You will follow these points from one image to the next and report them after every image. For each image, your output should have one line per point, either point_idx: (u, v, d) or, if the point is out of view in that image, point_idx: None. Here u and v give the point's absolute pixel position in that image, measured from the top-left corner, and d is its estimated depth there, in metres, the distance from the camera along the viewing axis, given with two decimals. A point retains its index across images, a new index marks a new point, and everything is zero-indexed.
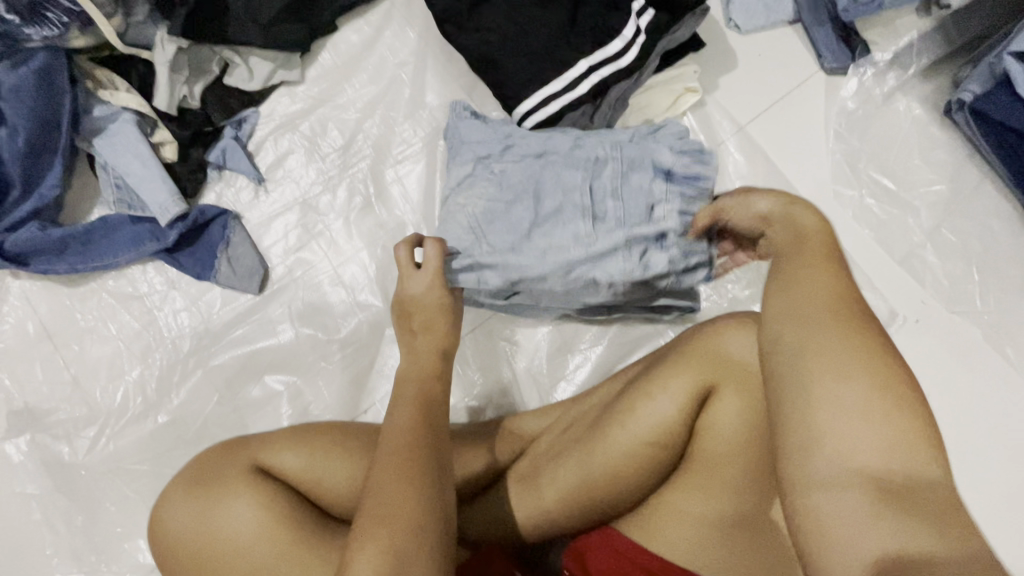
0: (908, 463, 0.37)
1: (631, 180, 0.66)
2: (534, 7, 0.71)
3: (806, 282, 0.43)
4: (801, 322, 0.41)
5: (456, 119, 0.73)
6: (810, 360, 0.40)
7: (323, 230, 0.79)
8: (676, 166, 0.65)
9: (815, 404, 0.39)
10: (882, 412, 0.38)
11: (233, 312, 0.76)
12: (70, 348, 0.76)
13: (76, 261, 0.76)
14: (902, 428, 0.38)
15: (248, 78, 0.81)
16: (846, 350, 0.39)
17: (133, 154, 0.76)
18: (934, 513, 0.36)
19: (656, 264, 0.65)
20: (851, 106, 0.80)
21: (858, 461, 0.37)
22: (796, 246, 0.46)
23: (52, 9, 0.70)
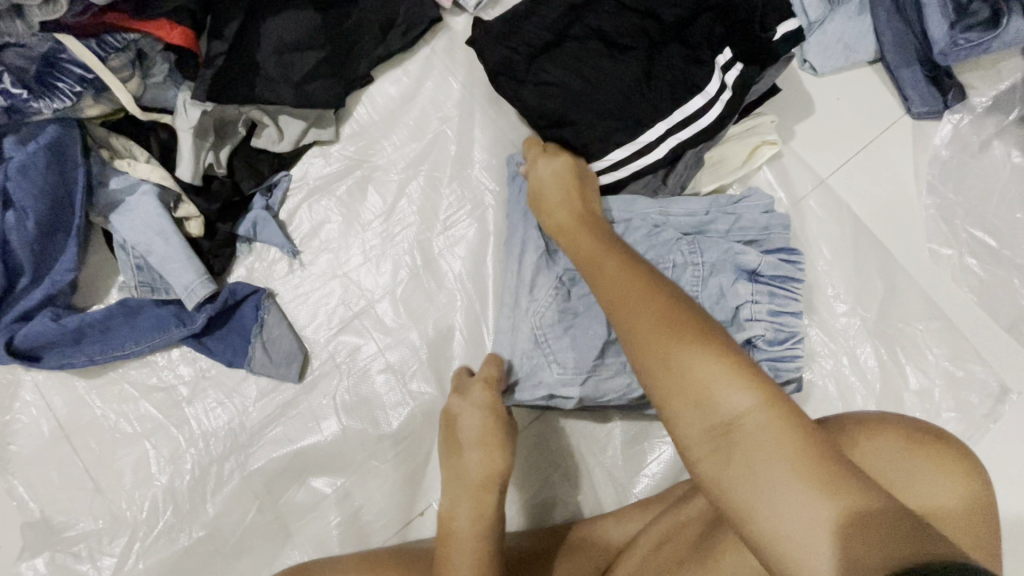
0: (796, 452, 0.39)
1: (711, 283, 0.62)
2: (602, 59, 0.63)
3: (646, 327, 0.48)
4: (624, 312, 0.50)
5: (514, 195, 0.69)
6: (681, 396, 0.43)
7: (368, 308, 0.71)
8: (762, 267, 0.63)
9: (644, 373, 0.45)
10: (709, 369, 0.43)
11: (272, 406, 0.68)
12: (90, 451, 0.68)
13: (95, 351, 0.68)
14: (728, 378, 0.42)
15: (278, 140, 0.73)
16: (664, 325, 0.47)
17: (155, 231, 0.68)
18: (774, 451, 0.39)
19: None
20: (944, 155, 0.72)
21: (771, 473, 0.38)
22: (619, 300, 0.52)
23: (64, 78, 0.62)
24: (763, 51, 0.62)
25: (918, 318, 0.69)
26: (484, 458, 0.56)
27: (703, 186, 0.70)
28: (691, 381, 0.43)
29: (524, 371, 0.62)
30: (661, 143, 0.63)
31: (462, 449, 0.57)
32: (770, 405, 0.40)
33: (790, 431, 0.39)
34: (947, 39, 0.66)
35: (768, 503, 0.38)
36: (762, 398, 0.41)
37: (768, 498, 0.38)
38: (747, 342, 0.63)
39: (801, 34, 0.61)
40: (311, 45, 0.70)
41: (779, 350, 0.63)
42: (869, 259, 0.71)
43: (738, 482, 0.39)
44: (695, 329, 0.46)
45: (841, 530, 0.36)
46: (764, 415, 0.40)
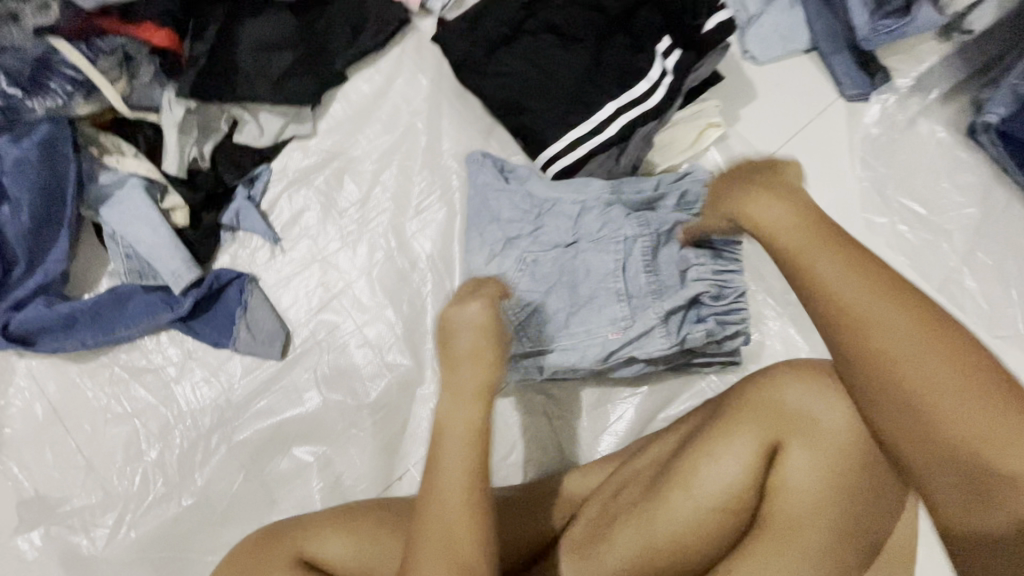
0: (953, 373, 0.41)
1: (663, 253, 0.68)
2: (555, 51, 0.69)
3: (827, 269, 0.46)
4: (806, 270, 0.47)
5: (479, 169, 0.74)
6: (875, 328, 0.43)
7: (346, 288, 0.76)
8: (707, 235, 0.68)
9: (849, 329, 0.44)
10: (913, 337, 0.42)
11: (256, 382, 0.73)
12: (83, 430, 0.72)
13: (86, 336, 0.72)
14: (945, 353, 0.42)
15: (258, 135, 0.77)
16: (870, 286, 0.44)
17: (143, 221, 0.73)
18: (978, 415, 0.40)
19: (694, 335, 0.67)
20: (875, 132, 0.79)
21: (957, 402, 0.41)
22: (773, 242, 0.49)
23: (55, 79, 0.67)
24: (699, 38, 0.67)
25: None
26: (462, 410, 0.54)
27: (655, 167, 0.75)
28: (875, 319, 0.43)
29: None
30: (609, 125, 0.68)
31: (456, 371, 0.55)
32: (951, 368, 0.41)
33: (988, 394, 0.41)
34: (869, 27, 0.73)
35: (942, 457, 0.41)
36: (954, 369, 0.41)
37: (986, 448, 0.40)
38: (696, 301, 0.68)
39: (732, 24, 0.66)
40: (286, 44, 0.75)
41: (723, 307, 0.68)
42: None
43: (953, 411, 0.41)
44: (912, 298, 0.44)
45: (975, 482, 0.41)
46: (913, 342, 0.42)
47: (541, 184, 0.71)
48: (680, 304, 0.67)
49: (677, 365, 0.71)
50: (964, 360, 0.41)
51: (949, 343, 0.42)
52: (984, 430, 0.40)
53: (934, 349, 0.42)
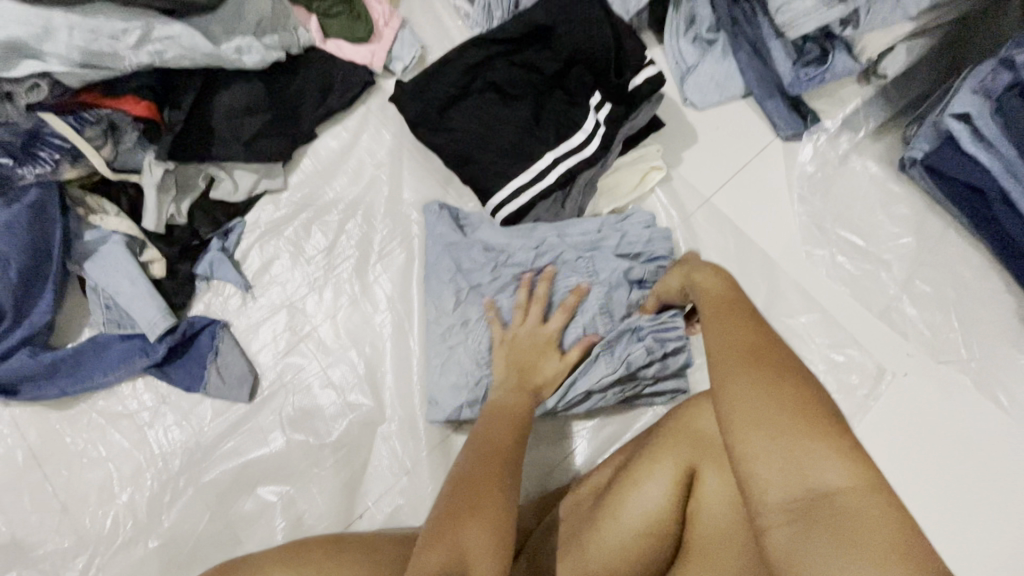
0: (794, 432, 0.42)
1: (611, 294, 0.73)
2: (499, 108, 0.76)
3: (724, 330, 0.50)
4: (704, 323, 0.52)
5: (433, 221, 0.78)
6: (734, 379, 0.45)
7: (312, 331, 0.80)
8: (646, 275, 0.74)
9: (710, 367, 0.48)
10: (760, 379, 0.45)
11: (225, 423, 0.76)
12: (59, 475, 0.75)
13: (66, 384, 0.77)
14: (778, 393, 0.43)
15: (232, 191, 0.84)
16: (739, 335, 0.49)
17: (123, 274, 0.78)
18: (804, 449, 0.41)
19: (635, 355, 0.69)
20: (810, 170, 0.83)
21: (775, 457, 0.41)
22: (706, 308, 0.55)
23: (44, 148, 0.73)
24: (628, 92, 0.74)
25: (798, 311, 0.78)
26: (511, 398, 0.66)
27: (602, 210, 0.79)
28: (742, 372, 0.45)
29: (450, 391, 0.71)
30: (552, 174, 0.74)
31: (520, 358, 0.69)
32: (792, 411, 0.42)
33: (820, 437, 0.41)
34: (792, 75, 0.78)
35: (774, 480, 0.41)
36: (792, 413, 0.42)
37: (799, 476, 0.40)
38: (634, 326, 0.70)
39: (659, 78, 0.74)
40: (257, 109, 0.82)
41: (661, 325, 0.70)
42: (752, 263, 0.80)
43: (788, 462, 0.41)
44: (767, 350, 0.47)
45: (795, 506, 0.40)
46: (764, 401, 0.43)
47: (493, 231, 0.76)
48: (620, 329, 0.70)
49: (632, 394, 0.73)
50: (798, 407, 0.43)
51: (795, 392, 0.44)
52: (801, 461, 0.41)
53: (772, 391, 0.44)
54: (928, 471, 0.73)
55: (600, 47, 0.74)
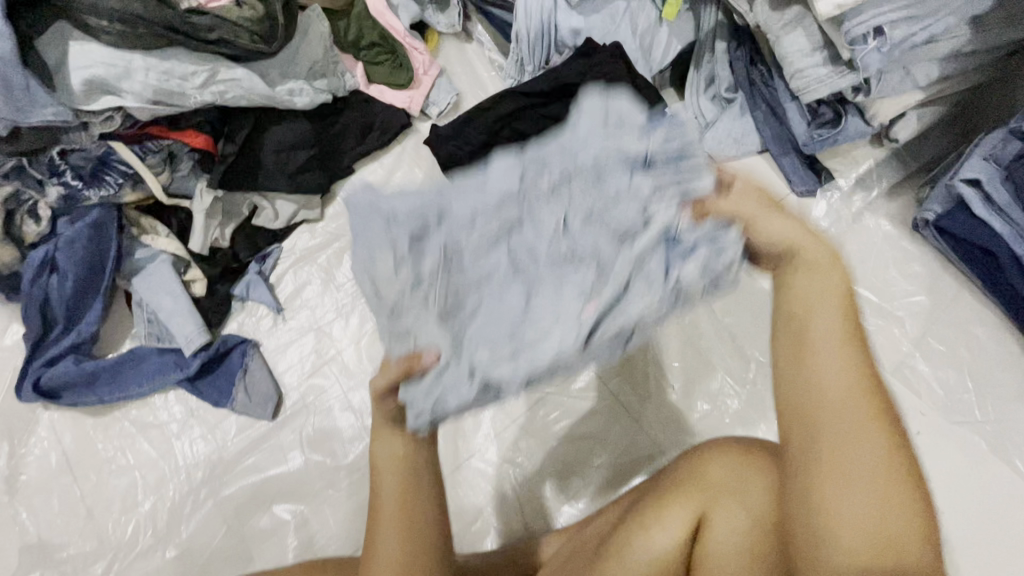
0: (890, 519, 0.39)
1: (605, 188, 0.50)
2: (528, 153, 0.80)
3: (829, 371, 0.42)
4: (797, 318, 0.44)
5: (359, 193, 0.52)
6: (831, 444, 0.40)
7: (337, 355, 0.84)
8: (653, 154, 0.51)
9: (801, 410, 0.42)
10: (872, 435, 0.40)
11: (247, 440, 0.79)
12: (88, 479, 0.79)
13: (104, 392, 0.81)
14: (893, 461, 0.40)
15: (274, 218, 0.90)
16: (852, 358, 0.42)
17: (166, 291, 0.84)
18: (900, 523, 0.38)
19: (687, 274, 0.48)
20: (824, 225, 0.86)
21: (861, 542, 0.38)
22: (812, 307, 0.44)
23: (109, 173, 0.80)
24: None
25: None
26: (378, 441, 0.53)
27: None
28: (849, 436, 0.40)
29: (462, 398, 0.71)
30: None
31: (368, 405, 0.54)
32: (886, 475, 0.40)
33: (907, 499, 0.39)
34: (807, 135, 0.82)
35: (859, 546, 0.38)
36: (897, 482, 0.39)
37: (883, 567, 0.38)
38: (665, 237, 0.49)
39: None
40: (302, 145, 0.88)
41: (710, 240, 0.48)
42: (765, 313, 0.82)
43: (877, 550, 0.38)
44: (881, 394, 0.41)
45: None
46: (866, 480, 0.39)
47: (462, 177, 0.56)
48: (649, 240, 0.48)
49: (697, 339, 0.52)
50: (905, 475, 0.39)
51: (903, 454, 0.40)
52: (888, 553, 0.38)
53: (888, 454, 0.40)
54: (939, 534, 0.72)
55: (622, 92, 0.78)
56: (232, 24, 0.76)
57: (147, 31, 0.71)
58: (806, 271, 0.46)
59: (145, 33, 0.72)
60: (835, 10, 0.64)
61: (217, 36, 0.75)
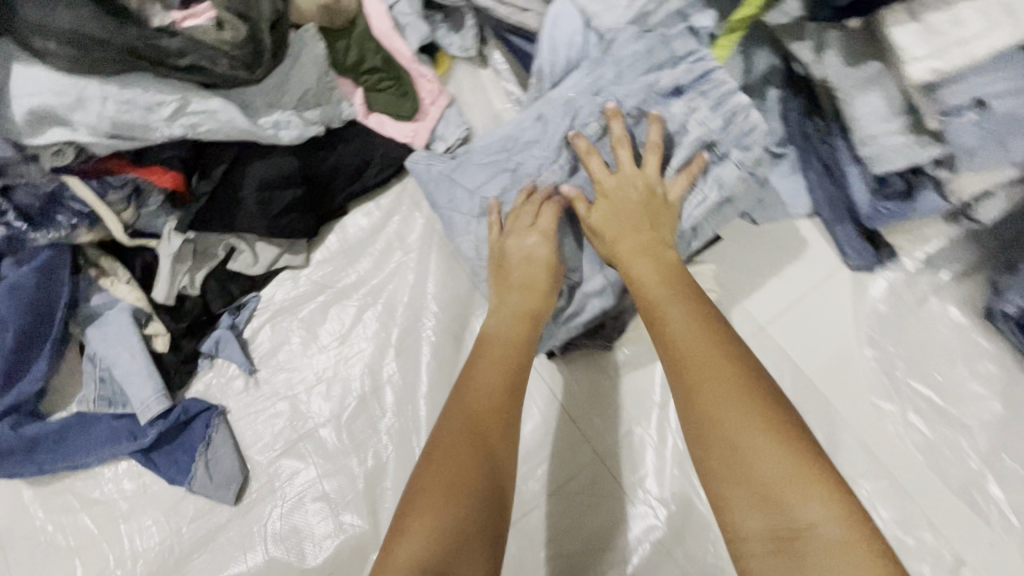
0: (775, 454, 0.44)
1: (645, 54, 0.67)
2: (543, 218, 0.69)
3: (689, 342, 0.52)
4: (649, 307, 0.58)
5: (435, 183, 0.74)
6: (710, 397, 0.48)
7: (313, 430, 0.73)
8: (687, 79, 0.67)
9: (681, 377, 0.51)
10: (739, 384, 0.48)
11: (205, 528, 0.69)
12: (23, 563, 0.70)
13: (45, 461, 0.71)
14: (728, 362, 0.50)
15: (252, 263, 0.79)
16: (691, 324, 0.54)
17: (124, 347, 0.73)
18: (786, 472, 0.43)
19: (727, 175, 0.66)
20: (882, 309, 0.75)
21: (754, 481, 0.44)
22: (658, 297, 0.58)
23: (63, 212, 0.70)
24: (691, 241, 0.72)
25: (859, 473, 0.68)
26: (503, 325, 0.63)
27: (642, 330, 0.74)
28: (719, 388, 0.48)
29: None
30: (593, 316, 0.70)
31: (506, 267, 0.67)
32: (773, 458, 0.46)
33: (778, 436, 0.45)
34: (871, 206, 0.72)
35: (749, 506, 0.44)
36: (775, 444, 0.45)
37: (778, 511, 0.43)
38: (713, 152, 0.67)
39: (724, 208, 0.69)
40: (288, 184, 0.77)
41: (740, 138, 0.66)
42: (807, 411, 0.71)
43: (773, 486, 0.43)
44: (733, 356, 0.50)
45: (784, 544, 0.42)
46: (742, 416, 0.46)
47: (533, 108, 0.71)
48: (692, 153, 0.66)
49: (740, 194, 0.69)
50: (783, 444, 0.44)
51: (782, 428, 0.45)
52: (783, 487, 0.43)
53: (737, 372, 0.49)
54: None
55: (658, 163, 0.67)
56: (210, 46, 0.65)
57: (106, 56, 0.61)
58: (629, 267, 0.62)
59: (105, 59, 0.61)
60: (932, 75, 0.54)
61: (192, 60, 0.65)
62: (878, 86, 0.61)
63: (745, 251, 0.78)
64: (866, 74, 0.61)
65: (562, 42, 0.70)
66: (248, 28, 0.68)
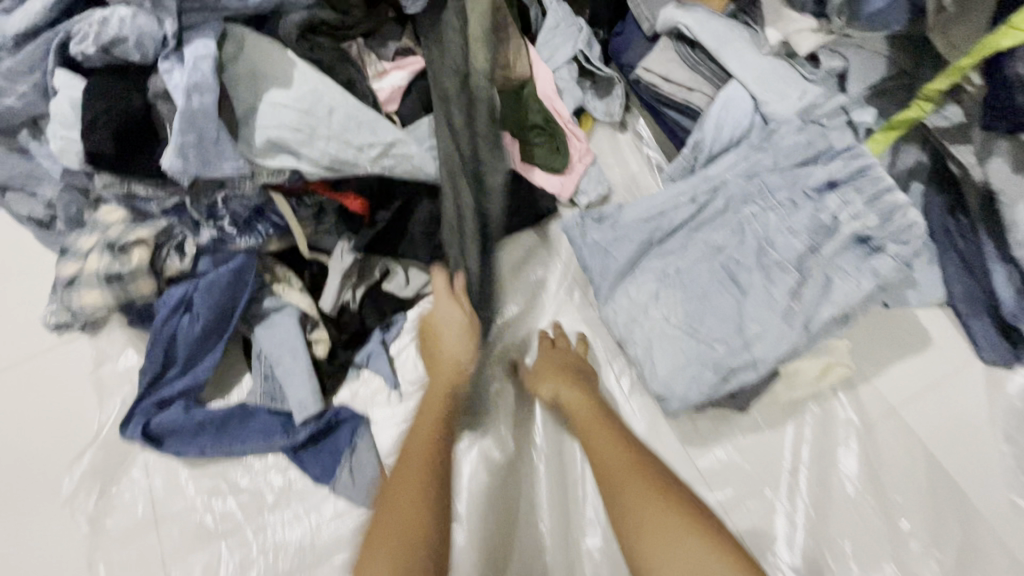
0: (669, 509, 0.57)
1: (787, 145, 0.71)
2: (695, 288, 0.71)
3: (631, 490, 0.59)
4: (602, 473, 0.63)
5: (585, 234, 0.77)
6: (630, 484, 0.60)
7: (449, 449, 0.78)
8: (835, 173, 0.67)
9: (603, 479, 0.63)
10: (639, 474, 0.61)
11: (346, 528, 0.74)
12: (172, 540, 0.74)
13: (207, 445, 0.77)
14: (658, 498, 0.58)
15: (404, 286, 0.86)
16: (609, 440, 0.66)
17: (288, 349, 0.80)
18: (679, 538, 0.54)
19: (881, 266, 0.63)
20: (1018, 405, 0.76)
21: (674, 530, 0.55)
22: (590, 431, 0.68)
23: (262, 222, 0.79)
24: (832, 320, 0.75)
25: (1000, 573, 0.68)
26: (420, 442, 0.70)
27: (778, 395, 0.76)
28: (640, 485, 0.60)
29: (665, 384, 0.69)
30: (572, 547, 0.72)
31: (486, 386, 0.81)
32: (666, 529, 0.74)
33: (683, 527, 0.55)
34: (1016, 304, 0.74)
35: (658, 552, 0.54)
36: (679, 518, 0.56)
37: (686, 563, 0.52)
38: (861, 240, 0.65)
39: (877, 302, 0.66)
40: None
41: (896, 229, 0.63)
42: (943, 501, 0.71)
43: (658, 539, 0.54)
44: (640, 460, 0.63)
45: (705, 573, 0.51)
46: (653, 500, 0.58)
47: (685, 183, 0.76)
48: (840, 241, 0.65)
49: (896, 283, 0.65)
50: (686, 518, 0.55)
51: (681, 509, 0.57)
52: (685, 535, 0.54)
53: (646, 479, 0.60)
54: None
55: (808, 246, 0.67)
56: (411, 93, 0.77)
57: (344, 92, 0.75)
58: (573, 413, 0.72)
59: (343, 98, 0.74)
60: None
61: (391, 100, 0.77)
62: None
63: (869, 332, 0.81)
64: None
65: (728, 123, 0.75)
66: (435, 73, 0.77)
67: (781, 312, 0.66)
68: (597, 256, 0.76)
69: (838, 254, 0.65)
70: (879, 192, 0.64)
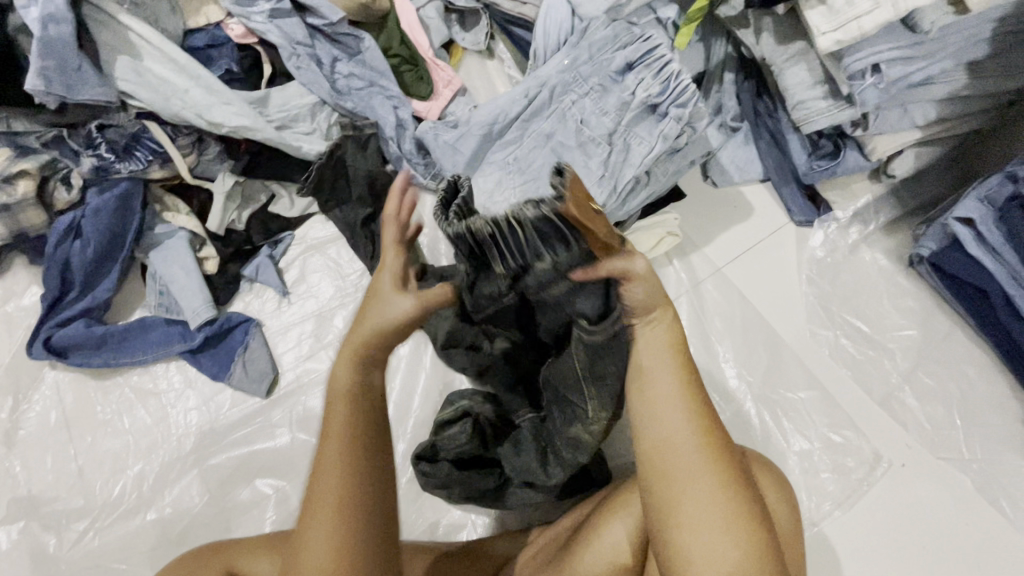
0: (701, 453, 0.46)
1: (594, 37, 0.80)
2: (524, 172, 0.81)
3: (665, 420, 0.48)
4: (667, 462, 0.47)
5: (433, 136, 0.86)
6: (657, 402, 0.48)
7: (333, 340, 0.88)
8: (631, 55, 0.77)
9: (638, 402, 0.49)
10: (680, 404, 0.48)
11: (241, 413, 0.84)
12: (84, 440, 0.82)
13: (110, 356, 0.84)
14: (696, 434, 0.47)
15: (289, 207, 0.93)
16: (689, 417, 0.47)
17: (179, 266, 0.86)
18: (706, 481, 0.46)
19: (668, 128, 0.76)
20: (820, 255, 0.88)
21: (702, 479, 0.46)
22: (652, 375, 0.50)
23: (141, 149, 0.84)
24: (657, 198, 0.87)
25: (798, 387, 0.82)
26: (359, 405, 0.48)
27: None
28: (672, 406, 0.48)
29: None
30: (475, 460, 0.76)
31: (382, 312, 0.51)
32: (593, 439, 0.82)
33: (720, 478, 0.46)
34: (807, 165, 0.83)
35: (684, 492, 0.46)
36: (739, 537, 0.45)
37: (713, 506, 0.45)
38: (653, 109, 0.77)
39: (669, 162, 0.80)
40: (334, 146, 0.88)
41: (676, 95, 0.75)
42: (755, 335, 0.84)
43: (683, 481, 0.46)
44: (723, 450, 0.47)
45: (745, 510, 0.46)
46: (689, 439, 0.47)
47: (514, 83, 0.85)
48: (635, 112, 0.77)
49: (683, 144, 0.78)
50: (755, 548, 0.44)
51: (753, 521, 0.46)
52: (719, 488, 0.46)
53: (718, 474, 0.46)
54: (897, 562, 0.75)
55: (611, 122, 0.78)
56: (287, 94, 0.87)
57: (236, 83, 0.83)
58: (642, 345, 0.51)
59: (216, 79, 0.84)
60: (836, 46, 0.67)
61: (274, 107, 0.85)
62: (803, 61, 0.76)
63: (700, 207, 0.92)
64: (793, 51, 0.76)
65: (551, 29, 0.83)
66: (279, 42, 0.86)
67: (594, 179, 0.77)
68: (444, 157, 0.85)
69: (637, 123, 0.77)
70: (662, 67, 0.76)
